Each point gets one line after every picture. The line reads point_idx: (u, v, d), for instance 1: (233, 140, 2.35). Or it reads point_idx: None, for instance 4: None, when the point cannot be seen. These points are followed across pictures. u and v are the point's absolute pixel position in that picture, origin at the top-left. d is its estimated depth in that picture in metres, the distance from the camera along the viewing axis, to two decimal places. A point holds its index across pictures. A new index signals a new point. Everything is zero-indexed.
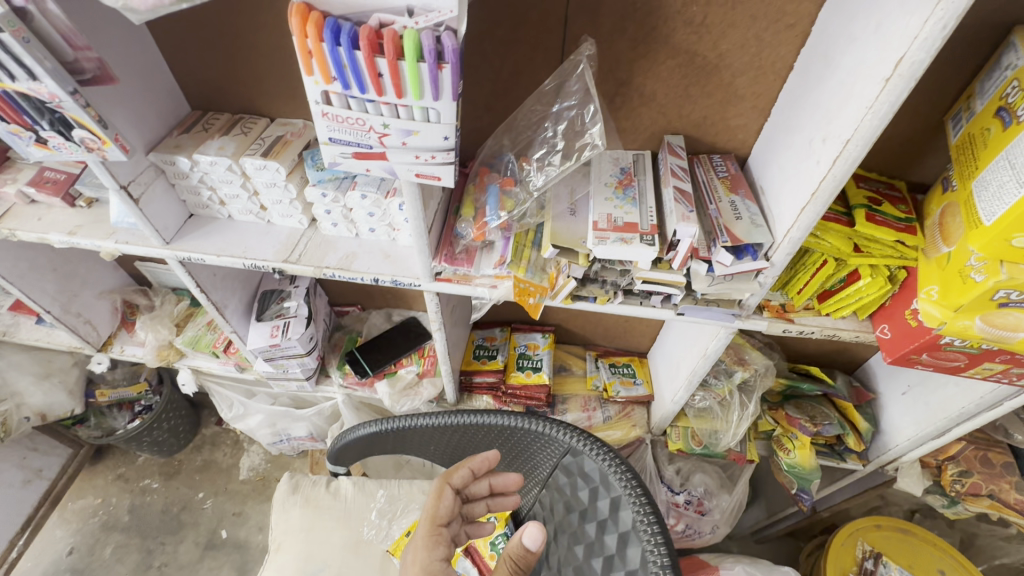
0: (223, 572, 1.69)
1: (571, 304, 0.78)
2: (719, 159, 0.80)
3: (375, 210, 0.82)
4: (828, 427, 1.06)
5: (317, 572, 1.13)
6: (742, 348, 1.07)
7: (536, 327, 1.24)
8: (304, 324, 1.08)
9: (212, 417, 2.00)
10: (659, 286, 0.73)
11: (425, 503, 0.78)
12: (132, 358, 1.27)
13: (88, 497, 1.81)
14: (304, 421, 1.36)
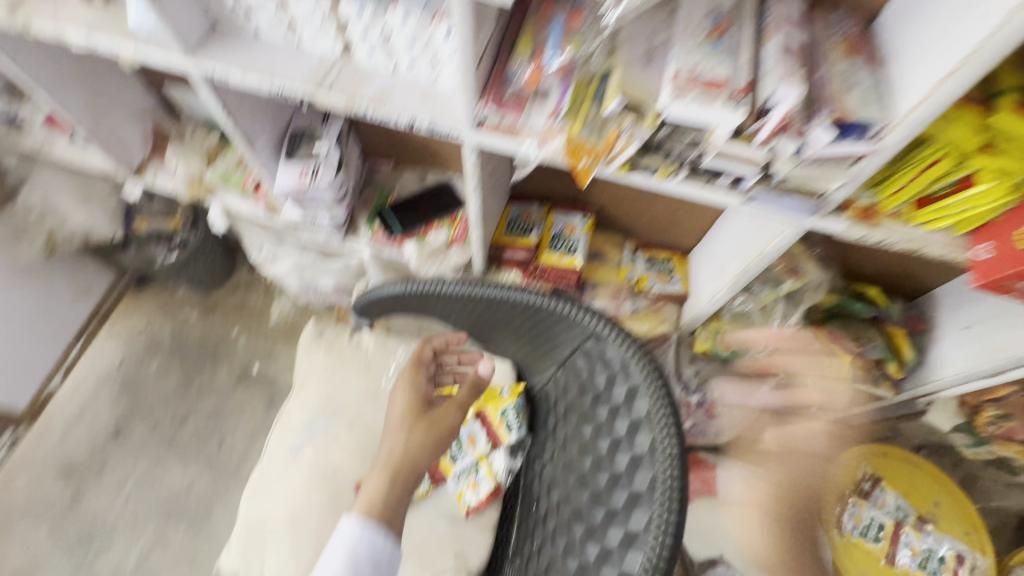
0: (254, 401, 1.84)
1: (625, 174, 0.70)
2: (839, 20, 0.67)
3: (417, 38, 0.71)
4: (872, 350, 1.01)
5: (335, 412, 1.19)
6: (798, 258, 1.02)
7: (577, 207, 1.16)
8: (333, 171, 1.02)
9: (246, 261, 2.06)
10: (733, 165, 0.63)
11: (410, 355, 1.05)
12: (164, 188, 1.25)
13: (134, 319, 1.94)
14: (331, 273, 1.37)
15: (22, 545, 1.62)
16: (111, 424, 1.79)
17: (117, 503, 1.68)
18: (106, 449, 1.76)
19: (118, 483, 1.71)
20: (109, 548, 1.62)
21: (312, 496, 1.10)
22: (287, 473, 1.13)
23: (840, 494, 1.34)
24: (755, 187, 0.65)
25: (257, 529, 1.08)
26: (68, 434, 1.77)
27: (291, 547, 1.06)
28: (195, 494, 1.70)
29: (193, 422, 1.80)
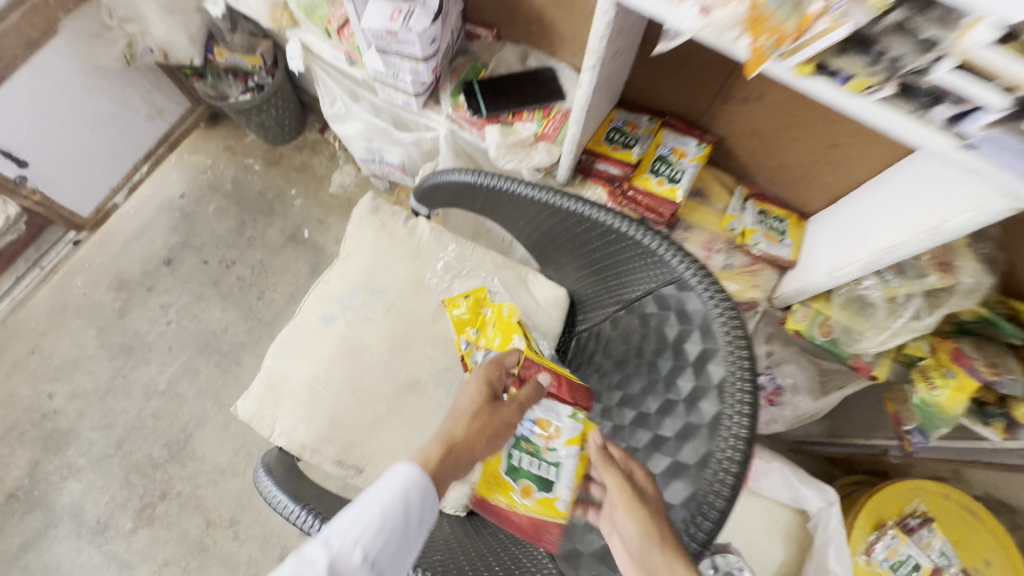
0: (299, 264, 1.83)
1: (802, 78, 0.53)
2: None
3: None
4: (1009, 385, 0.79)
5: (375, 292, 1.12)
6: (956, 249, 0.79)
7: (693, 130, 0.97)
8: (430, 18, 0.87)
9: (316, 123, 1.97)
10: (973, 88, 0.45)
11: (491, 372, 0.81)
12: (246, 10, 1.14)
13: (200, 155, 1.92)
14: (399, 147, 1.26)
15: (71, 338, 1.72)
16: (164, 251, 1.82)
17: (159, 325, 1.75)
18: (156, 274, 1.80)
19: (162, 307, 1.77)
20: (145, 363, 1.71)
21: (334, 369, 1.06)
22: (318, 340, 1.09)
23: (879, 520, 1.22)
24: (987, 129, 0.47)
25: (277, 385, 1.07)
26: (124, 250, 1.81)
27: (305, 411, 1.04)
28: (228, 336, 1.75)
29: (238, 269, 1.82)
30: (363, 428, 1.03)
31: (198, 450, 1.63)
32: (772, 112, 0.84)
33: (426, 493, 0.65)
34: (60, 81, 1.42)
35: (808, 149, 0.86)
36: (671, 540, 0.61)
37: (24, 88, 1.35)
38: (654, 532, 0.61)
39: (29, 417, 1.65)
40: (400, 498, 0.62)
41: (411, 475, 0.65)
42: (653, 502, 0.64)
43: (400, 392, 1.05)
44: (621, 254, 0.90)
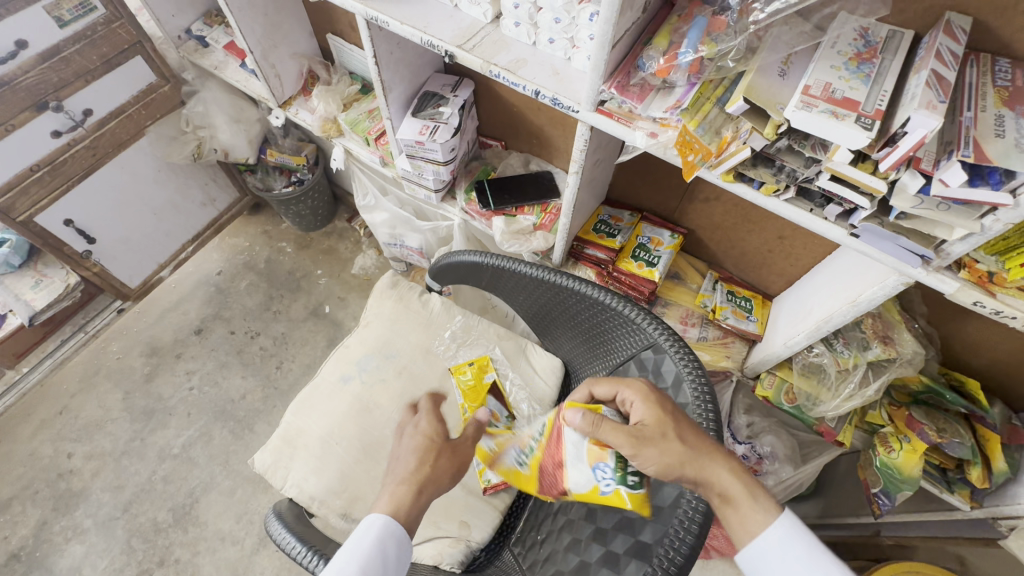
0: (318, 337, 1.97)
1: (729, 182, 0.69)
2: (1003, 66, 0.59)
3: (563, 17, 0.76)
4: (954, 446, 0.90)
5: (390, 356, 1.25)
6: (894, 324, 0.92)
7: (667, 224, 1.15)
8: (451, 132, 1.10)
9: (345, 213, 2.22)
10: (847, 190, 0.61)
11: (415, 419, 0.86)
12: (302, 122, 1.41)
13: (240, 239, 2.16)
14: (419, 234, 1.46)
15: (98, 401, 1.83)
16: (196, 322, 1.99)
17: (181, 391, 1.86)
18: (186, 342, 1.95)
19: (187, 372, 1.89)
20: (164, 426, 1.80)
21: (346, 425, 1.16)
22: (334, 398, 1.20)
23: None
24: (865, 221, 0.63)
25: (293, 439, 1.17)
26: (161, 319, 1.98)
27: (317, 463, 1.13)
28: (245, 403, 1.84)
29: (261, 340, 1.96)
30: (368, 482, 1.11)
31: (202, 515, 1.66)
32: (729, 208, 1.02)
33: (405, 541, 0.71)
34: (138, 173, 1.67)
35: (761, 238, 1.03)
36: (684, 452, 0.65)
37: (107, 179, 1.59)
38: (666, 462, 0.65)
39: (46, 475, 1.71)
40: (382, 551, 0.69)
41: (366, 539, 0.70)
42: (653, 432, 0.66)
43: None
44: (607, 323, 1.00)
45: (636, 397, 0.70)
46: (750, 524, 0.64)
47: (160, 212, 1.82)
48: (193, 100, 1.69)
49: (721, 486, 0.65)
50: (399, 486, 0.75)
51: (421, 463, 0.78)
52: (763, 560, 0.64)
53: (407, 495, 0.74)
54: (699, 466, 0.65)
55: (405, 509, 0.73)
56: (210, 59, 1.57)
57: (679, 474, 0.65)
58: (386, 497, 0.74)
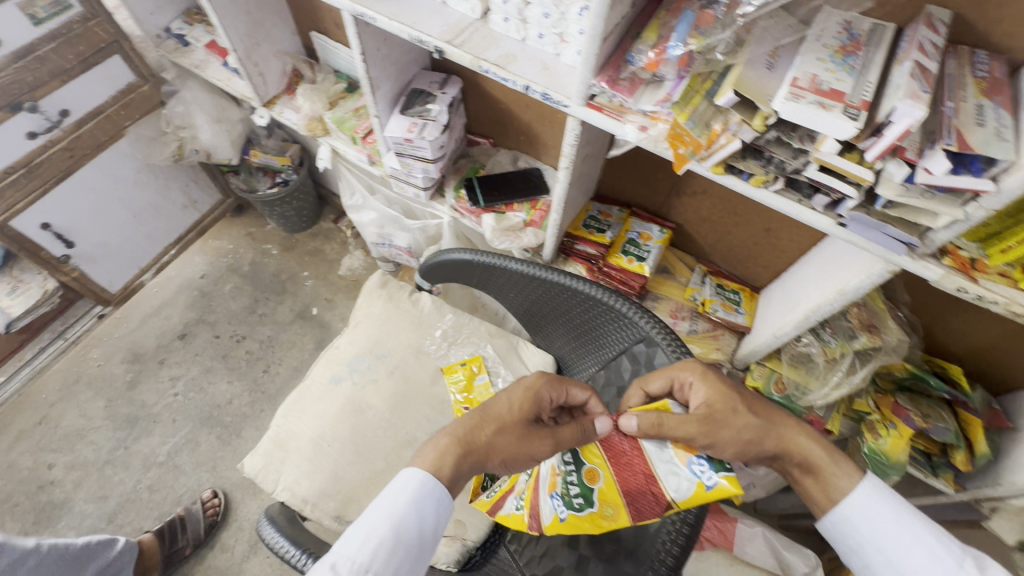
0: (305, 339, 1.95)
1: (719, 174, 0.70)
2: (981, 58, 0.61)
3: (553, 11, 0.76)
4: (939, 432, 0.92)
5: (381, 355, 1.24)
6: (878, 313, 0.93)
7: (656, 219, 1.16)
8: (439, 130, 1.09)
9: (330, 214, 2.20)
10: (834, 180, 0.62)
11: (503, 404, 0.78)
12: (287, 121, 1.39)
13: (223, 241, 2.12)
14: (407, 232, 1.45)
15: (79, 410, 1.78)
16: (180, 326, 1.95)
17: (165, 397, 1.82)
18: (170, 347, 1.91)
19: (172, 378, 1.85)
20: (148, 434, 1.76)
21: (339, 426, 1.15)
22: (325, 399, 1.19)
23: None
24: (851, 211, 0.64)
25: (284, 441, 1.15)
26: (143, 324, 1.94)
27: (309, 465, 1.11)
28: (231, 408, 1.81)
29: (248, 343, 1.93)
30: (361, 484, 1.10)
31: None
32: (717, 202, 1.03)
33: (444, 502, 0.65)
34: (117, 176, 1.63)
35: (749, 232, 1.04)
36: (760, 426, 0.68)
37: (85, 181, 1.55)
38: (746, 440, 0.67)
39: (25, 487, 1.66)
40: (419, 513, 0.63)
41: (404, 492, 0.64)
42: (725, 412, 0.68)
43: (399, 449, 1.13)
44: (599, 318, 1.00)
45: (695, 380, 0.71)
46: (834, 489, 0.67)
47: (141, 215, 1.78)
48: (173, 100, 1.65)
49: (802, 454, 0.69)
50: (449, 441, 0.69)
51: (477, 420, 0.71)
52: (846, 528, 0.66)
53: (453, 450, 0.68)
54: (777, 437, 0.68)
55: (449, 468, 0.67)
56: (190, 57, 1.54)
57: (757, 448, 0.68)
58: (430, 448, 0.68)
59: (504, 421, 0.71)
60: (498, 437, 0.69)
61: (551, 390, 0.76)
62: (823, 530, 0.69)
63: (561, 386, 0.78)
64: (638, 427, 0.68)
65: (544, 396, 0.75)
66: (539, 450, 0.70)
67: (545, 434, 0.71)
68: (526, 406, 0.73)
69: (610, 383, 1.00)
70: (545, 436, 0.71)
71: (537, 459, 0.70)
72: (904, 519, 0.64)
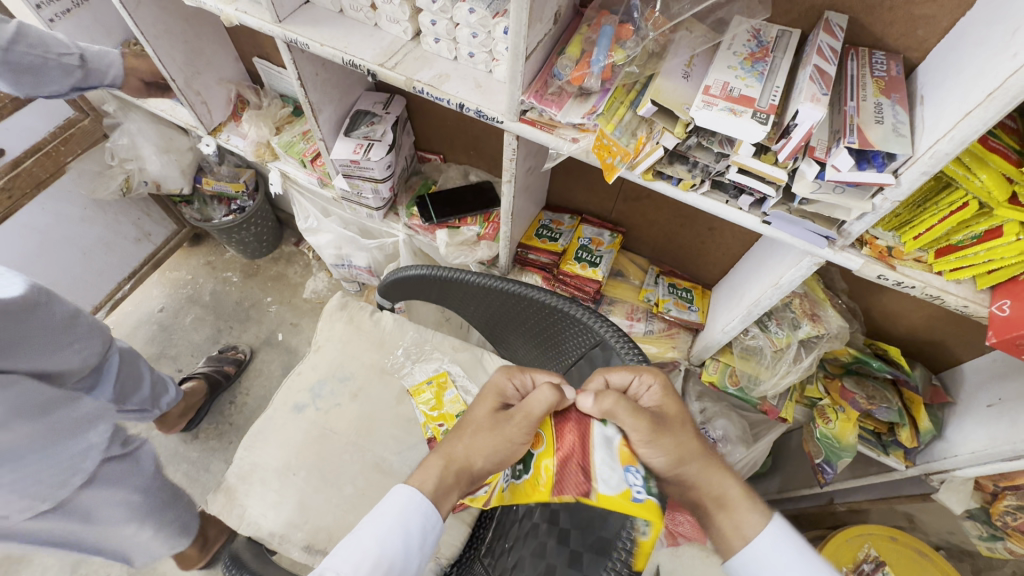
0: (272, 366, 1.89)
1: (650, 180, 0.72)
2: (878, 59, 0.64)
3: (480, 31, 0.77)
4: (884, 411, 0.97)
5: (343, 378, 1.23)
6: (819, 302, 0.96)
7: (607, 224, 1.18)
8: (385, 149, 1.09)
9: (292, 237, 2.14)
10: (754, 181, 0.65)
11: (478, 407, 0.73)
12: (234, 147, 1.38)
13: (182, 272, 2.06)
14: (365, 252, 1.44)
15: None
16: None
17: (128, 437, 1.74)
18: None
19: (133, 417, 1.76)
20: None
21: (304, 453, 1.13)
22: (288, 428, 1.16)
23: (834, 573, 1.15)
24: (774, 209, 0.67)
25: (247, 475, 1.12)
26: None
27: (275, 496, 1.09)
28: (198, 443, 1.74)
29: None
30: (329, 510, 1.08)
31: None
32: (661, 204, 1.06)
33: (432, 518, 0.64)
34: (62, 213, 1.58)
35: (695, 230, 1.07)
36: (698, 446, 0.65)
37: (26, 219, 1.50)
38: (681, 453, 0.63)
39: None
40: (405, 530, 0.63)
41: (395, 508, 0.63)
42: (674, 421, 0.65)
43: (366, 471, 1.12)
44: (554, 325, 1.00)
45: (656, 385, 0.68)
46: (745, 528, 0.66)
47: (90, 251, 1.73)
48: (116, 133, 1.61)
49: (721, 488, 0.67)
50: (434, 458, 0.68)
51: (456, 431, 0.71)
52: (755, 568, 0.65)
53: (438, 465, 0.68)
54: (704, 463, 0.66)
55: (433, 483, 0.66)
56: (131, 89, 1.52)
57: (686, 469, 0.64)
58: (418, 468, 0.68)
59: (476, 421, 0.70)
60: (474, 438, 0.68)
61: (517, 378, 0.74)
62: (733, 568, 0.67)
63: (526, 373, 0.74)
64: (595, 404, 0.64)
65: (510, 386, 0.72)
66: (513, 432, 0.66)
67: (514, 415, 0.67)
68: (494, 401, 0.71)
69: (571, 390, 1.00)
70: (516, 419, 0.67)
71: (517, 442, 0.66)
72: (808, 553, 0.66)
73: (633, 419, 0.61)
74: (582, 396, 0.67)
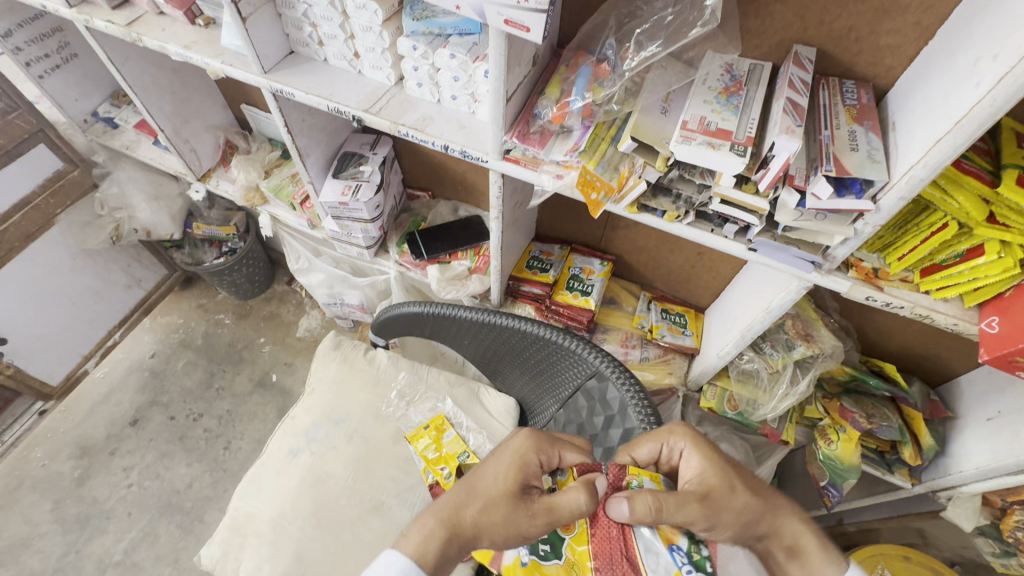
0: (267, 410, 1.85)
1: (635, 214, 0.73)
2: (848, 87, 0.66)
3: (461, 75, 0.79)
4: (884, 429, 0.97)
5: (338, 421, 1.21)
6: (812, 323, 0.97)
7: (596, 253, 1.19)
8: (374, 190, 1.11)
9: (284, 276, 2.14)
10: (738, 211, 0.66)
11: (491, 465, 0.67)
12: (224, 193, 1.38)
13: (173, 316, 2.03)
14: (357, 290, 1.44)
15: (22, 516, 1.61)
16: (130, 412, 1.81)
17: (119, 490, 1.67)
18: (121, 436, 1.76)
19: (123, 469, 1.70)
20: (102, 533, 1.60)
21: (299, 501, 1.10)
22: (284, 475, 1.14)
23: None
24: (758, 236, 0.68)
25: (242, 526, 1.09)
26: (90, 415, 1.79)
27: (270, 548, 1.06)
28: (193, 492, 1.68)
29: (205, 421, 1.81)
30: (329, 560, 1.05)
31: None
32: (649, 231, 1.07)
33: None
34: (51, 264, 1.57)
35: (685, 254, 1.07)
36: (757, 506, 0.64)
37: (15, 274, 1.48)
38: (742, 520, 0.62)
39: None
40: None
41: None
42: (721, 491, 0.63)
43: (364, 518, 1.09)
44: (549, 358, 0.99)
45: (687, 447, 0.66)
46: None
47: (81, 300, 1.70)
48: (106, 182, 1.61)
49: (793, 537, 0.65)
50: (433, 524, 0.64)
51: (463, 496, 0.66)
52: None
53: (438, 534, 0.63)
54: (774, 516, 0.65)
55: (433, 555, 0.62)
56: (120, 139, 1.53)
57: (752, 529, 0.63)
58: (416, 529, 0.64)
59: (491, 496, 0.64)
60: (482, 517, 0.63)
61: (540, 452, 0.68)
62: None
63: (553, 448, 0.68)
64: (630, 514, 0.58)
65: (533, 460, 0.67)
66: (530, 527, 0.61)
67: (537, 511, 0.61)
68: (515, 475, 0.65)
69: (570, 422, 0.99)
70: (536, 513, 0.61)
71: (531, 538, 0.61)
72: None
73: (675, 499, 0.59)
74: (614, 504, 0.59)
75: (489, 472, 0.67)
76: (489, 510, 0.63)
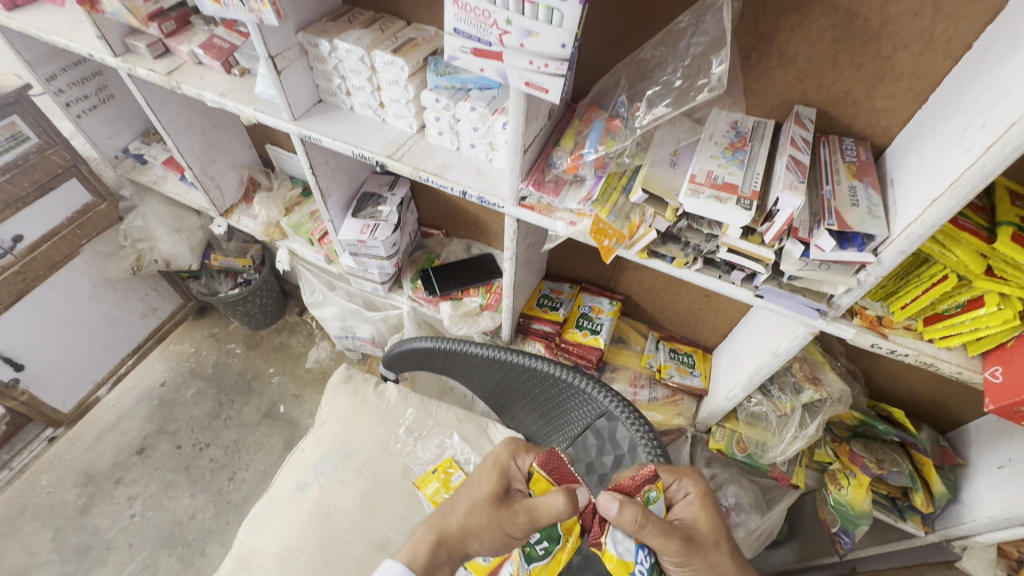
0: (273, 441, 1.84)
1: (644, 259, 0.76)
2: (849, 145, 0.70)
3: (480, 126, 0.83)
4: (895, 475, 0.96)
5: (347, 455, 1.21)
6: (819, 366, 0.98)
7: (605, 292, 1.22)
8: (391, 229, 1.15)
9: (296, 307, 2.17)
10: (744, 260, 0.69)
11: (476, 471, 0.70)
12: (245, 228, 1.43)
13: (185, 345, 2.06)
14: (370, 324, 1.47)
15: (24, 545, 1.60)
16: (138, 440, 1.82)
17: (122, 520, 1.66)
18: (127, 464, 1.76)
19: (127, 499, 1.70)
20: (101, 564, 1.59)
21: (306, 536, 1.09)
22: (291, 508, 1.13)
23: None
24: (765, 284, 0.70)
25: (247, 560, 1.08)
26: (97, 443, 1.80)
27: None
28: (195, 524, 1.67)
29: (211, 451, 1.81)
30: None
31: None
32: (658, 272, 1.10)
33: None
34: (72, 292, 1.61)
35: (692, 295, 1.10)
36: (739, 563, 0.62)
37: (36, 301, 1.52)
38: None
39: None
40: None
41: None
42: (708, 538, 0.61)
43: (369, 556, 1.08)
44: (559, 395, 1.00)
45: (694, 493, 0.64)
46: None
47: (98, 328, 1.74)
48: (131, 215, 1.67)
49: None
50: (424, 530, 0.67)
51: (452, 505, 0.68)
52: None
53: (429, 538, 0.66)
54: (756, 570, 0.63)
55: (421, 558, 0.65)
56: (148, 174, 1.59)
57: None
58: (409, 540, 0.67)
59: (475, 498, 0.66)
60: (467, 519, 0.64)
61: (518, 458, 0.71)
62: None
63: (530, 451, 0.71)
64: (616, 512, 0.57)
65: (512, 466, 0.70)
66: (513, 528, 0.61)
67: (519, 511, 0.61)
68: (495, 479, 0.68)
69: (578, 460, 0.99)
70: (518, 513, 0.62)
71: (515, 538, 0.61)
72: None
73: (661, 538, 0.58)
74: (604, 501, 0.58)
75: (473, 482, 0.69)
76: (473, 517, 0.64)
